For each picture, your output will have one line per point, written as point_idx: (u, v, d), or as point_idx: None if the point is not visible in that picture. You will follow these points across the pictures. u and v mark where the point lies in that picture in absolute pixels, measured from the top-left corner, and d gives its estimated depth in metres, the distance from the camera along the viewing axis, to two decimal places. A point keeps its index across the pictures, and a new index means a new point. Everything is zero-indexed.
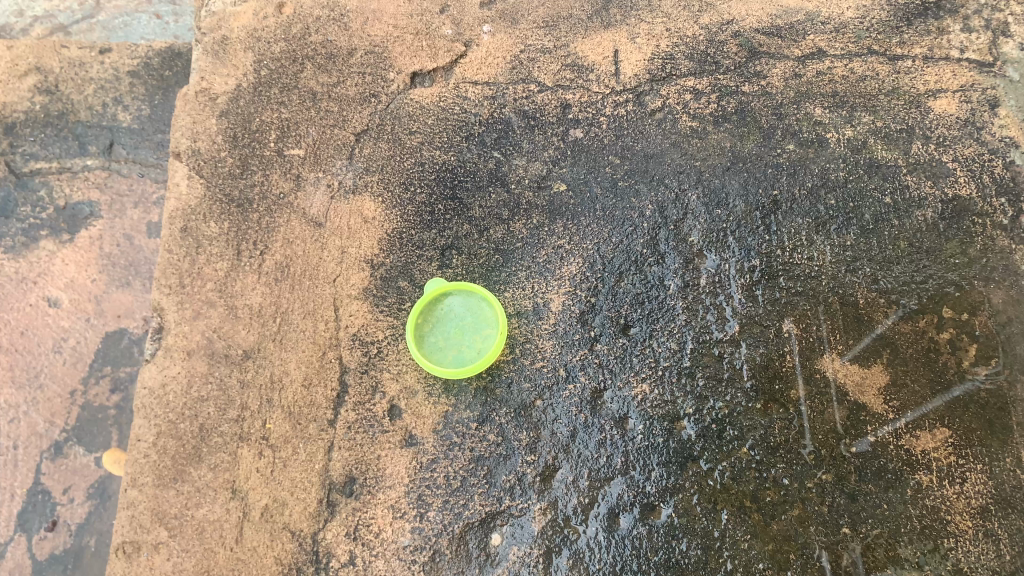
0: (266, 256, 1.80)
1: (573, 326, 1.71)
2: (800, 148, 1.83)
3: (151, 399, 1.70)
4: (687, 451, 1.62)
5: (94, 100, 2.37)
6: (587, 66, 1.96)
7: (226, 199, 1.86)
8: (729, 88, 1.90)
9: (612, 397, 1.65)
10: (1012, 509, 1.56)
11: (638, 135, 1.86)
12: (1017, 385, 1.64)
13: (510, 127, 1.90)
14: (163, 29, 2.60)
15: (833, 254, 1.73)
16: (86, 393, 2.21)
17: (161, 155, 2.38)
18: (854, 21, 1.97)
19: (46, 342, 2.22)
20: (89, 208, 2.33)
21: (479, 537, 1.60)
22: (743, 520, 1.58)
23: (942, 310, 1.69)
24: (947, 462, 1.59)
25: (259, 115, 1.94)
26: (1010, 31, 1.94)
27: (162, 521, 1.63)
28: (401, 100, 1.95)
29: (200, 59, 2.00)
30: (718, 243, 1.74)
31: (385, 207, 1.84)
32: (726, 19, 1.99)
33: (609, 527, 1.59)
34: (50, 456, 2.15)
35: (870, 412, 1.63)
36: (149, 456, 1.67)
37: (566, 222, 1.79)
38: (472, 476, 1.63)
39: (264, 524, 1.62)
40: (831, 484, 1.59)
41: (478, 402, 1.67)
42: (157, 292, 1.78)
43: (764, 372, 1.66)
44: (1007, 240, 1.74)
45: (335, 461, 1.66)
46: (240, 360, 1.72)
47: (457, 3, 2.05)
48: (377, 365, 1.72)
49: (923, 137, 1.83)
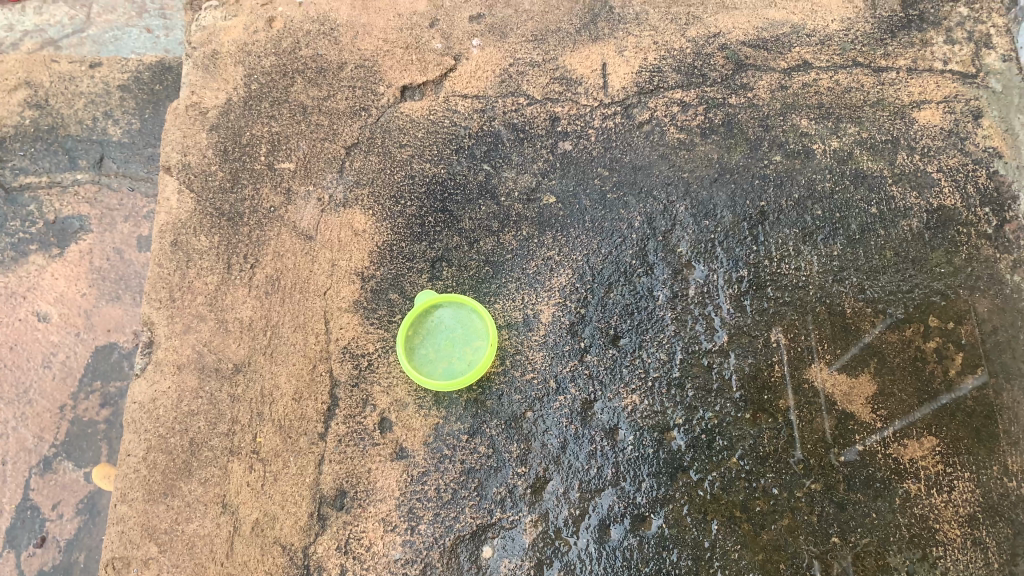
0: (256, 269, 1.81)
1: (563, 337, 1.71)
2: (787, 159, 1.84)
3: (141, 413, 1.70)
4: (677, 462, 1.63)
5: (84, 114, 2.41)
6: (575, 79, 1.97)
7: (216, 213, 1.86)
8: (716, 100, 1.92)
9: (602, 408, 1.66)
10: (1000, 517, 1.57)
11: (626, 147, 1.88)
12: (1003, 393, 1.65)
13: (499, 140, 1.91)
14: (154, 44, 2.55)
15: (820, 264, 1.75)
16: (75, 408, 2.19)
17: (151, 169, 2.38)
18: (839, 34, 2.00)
19: (36, 356, 2.22)
20: (79, 223, 2.33)
21: (470, 549, 1.60)
22: (733, 530, 1.59)
23: (928, 319, 1.70)
24: (935, 470, 1.60)
25: (250, 129, 1.95)
26: (992, 43, 1.97)
27: (152, 536, 1.63)
28: (391, 113, 1.96)
29: (190, 73, 2.01)
30: (706, 254, 1.75)
31: (375, 220, 1.85)
32: (713, 32, 2.01)
33: (600, 538, 1.60)
34: (40, 472, 2.14)
35: (858, 422, 1.64)
36: (138, 471, 1.66)
37: (555, 233, 1.80)
38: (463, 488, 1.63)
39: (254, 539, 1.62)
40: (820, 494, 1.60)
41: (468, 414, 1.67)
42: (147, 306, 1.78)
43: (753, 383, 1.67)
44: (992, 249, 1.75)
45: (325, 475, 1.66)
46: (230, 374, 1.72)
47: (447, 16, 2.07)
48: (367, 378, 1.72)
49: (908, 147, 1.85)
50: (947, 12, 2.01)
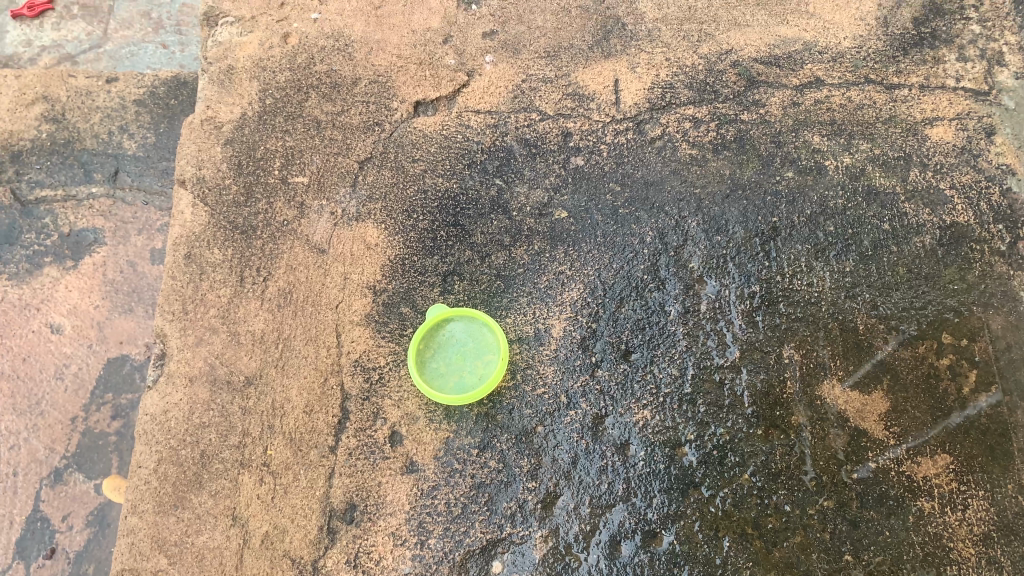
0: (269, 282, 1.82)
1: (574, 352, 1.71)
2: (799, 175, 1.85)
3: (153, 425, 1.71)
4: (688, 478, 1.62)
5: (100, 128, 2.44)
6: (587, 95, 1.99)
7: (230, 226, 1.88)
8: (728, 117, 1.93)
9: (613, 423, 1.65)
10: (1015, 536, 1.55)
11: (638, 162, 1.89)
12: (1018, 411, 1.63)
13: (511, 155, 1.93)
14: (169, 59, 2.60)
15: (833, 280, 1.74)
16: (87, 419, 2.20)
17: (166, 182, 2.41)
18: (851, 51, 2.01)
19: (49, 367, 2.23)
20: (94, 235, 2.36)
21: (479, 564, 1.59)
22: (745, 547, 1.57)
23: (942, 336, 1.69)
24: (949, 488, 1.58)
25: (264, 143, 1.97)
26: (1004, 60, 1.97)
27: (162, 548, 1.62)
28: (404, 128, 1.98)
29: (206, 88, 2.04)
30: (718, 269, 1.75)
31: (388, 234, 1.86)
32: (725, 49, 2.03)
33: (611, 554, 1.58)
34: (50, 483, 2.14)
35: (871, 439, 1.62)
36: (149, 483, 1.67)
37: (567, 248, 1.81)
38: (473, 503, 1.62)
39: (264, 552, 1.62)
40: (833, 511, 1.58)
41: (479, 428, 1.67)
42: (160, 318, 1.80)
43: (765, 399, 1.66)
44: (1006, 266, 1.75)
45: (335, 488, 1.65)
46: (242, 386, 1.73)
47: (460, 33, 2.10)
48: (378, 392, 1.72)
49: (921, 164, 1.85)
50: (959, 30, 2.02)
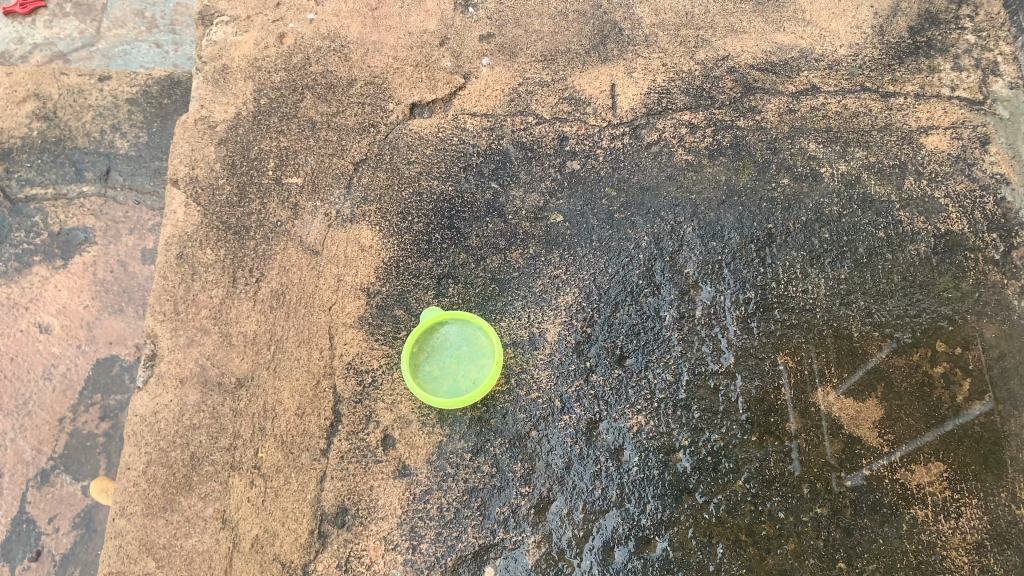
0: (261, 283, 1.80)
1: (569, 356, 1.70)
2: (795, 182, 1.85)
3: (142, 426, 1.68)
4: (682, 484, 1.61)
5: (93, 127, 2.41)
6: (584, 99, 1.98)
7: (223, 226, 1.86)
8: (725, 123, 1.93)
9: (608, 428, 1.64)
10: (1009, 545, 1.55)
11: (634, 167, 1.89)
12: (1010, 420, 1.64)
13: (507, 158, 1.92)
14: (163, 58, 2.62)
15: (828, 287, 1.74)
16: (75, 420, 2.18)
17: (158, 182, 2.39)
18: (847, 59, 2.01)
19: (37, 367, 2.20)
20: (84, 234, 2.33)
21: (472, 569, 1.58)
22: (739, 554, 1.57)
23: (937, 344, 1.70)
24: (943, 496, 1.58)
25: (259, 143, 1.96)
26: (999, 70, 1.98)
27: (151, 551, 1.60)
28: (400, 130, 1.97)
29: (200, 87, 2.02)
30: (713, 276, 1.75)
31: (382, 236, 1.85)
32: (721, 55, 2.03)
33: (604, 560, 1.58)
34: (37, 484, 2.12)
35: (865, 446, 1.62)
36: (138, 485, 1.64)
37: (562, 251, 1.80)
38: (466, 507, 1.61)
39: (254, 555, 1.60)
40: (827, 518, 1.58)
41: (472, 432, 1.66)
42: (151, 318, 1.77)
43: (760, 405, 1.66)
44: (999, 275, 1.75)
45: (326, 491, 1.64)
46: (233, 388, 1.71)
47: (457, 36, 2.09)
48: (371, 395, 1.71)
49: (915, 173, 1.86)
50: (954, 39, 2.03)
